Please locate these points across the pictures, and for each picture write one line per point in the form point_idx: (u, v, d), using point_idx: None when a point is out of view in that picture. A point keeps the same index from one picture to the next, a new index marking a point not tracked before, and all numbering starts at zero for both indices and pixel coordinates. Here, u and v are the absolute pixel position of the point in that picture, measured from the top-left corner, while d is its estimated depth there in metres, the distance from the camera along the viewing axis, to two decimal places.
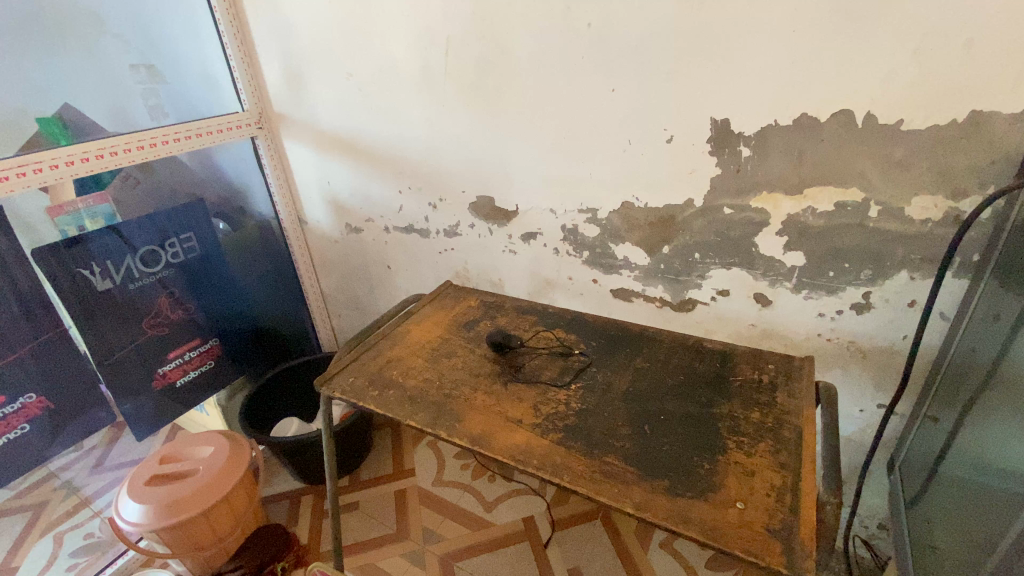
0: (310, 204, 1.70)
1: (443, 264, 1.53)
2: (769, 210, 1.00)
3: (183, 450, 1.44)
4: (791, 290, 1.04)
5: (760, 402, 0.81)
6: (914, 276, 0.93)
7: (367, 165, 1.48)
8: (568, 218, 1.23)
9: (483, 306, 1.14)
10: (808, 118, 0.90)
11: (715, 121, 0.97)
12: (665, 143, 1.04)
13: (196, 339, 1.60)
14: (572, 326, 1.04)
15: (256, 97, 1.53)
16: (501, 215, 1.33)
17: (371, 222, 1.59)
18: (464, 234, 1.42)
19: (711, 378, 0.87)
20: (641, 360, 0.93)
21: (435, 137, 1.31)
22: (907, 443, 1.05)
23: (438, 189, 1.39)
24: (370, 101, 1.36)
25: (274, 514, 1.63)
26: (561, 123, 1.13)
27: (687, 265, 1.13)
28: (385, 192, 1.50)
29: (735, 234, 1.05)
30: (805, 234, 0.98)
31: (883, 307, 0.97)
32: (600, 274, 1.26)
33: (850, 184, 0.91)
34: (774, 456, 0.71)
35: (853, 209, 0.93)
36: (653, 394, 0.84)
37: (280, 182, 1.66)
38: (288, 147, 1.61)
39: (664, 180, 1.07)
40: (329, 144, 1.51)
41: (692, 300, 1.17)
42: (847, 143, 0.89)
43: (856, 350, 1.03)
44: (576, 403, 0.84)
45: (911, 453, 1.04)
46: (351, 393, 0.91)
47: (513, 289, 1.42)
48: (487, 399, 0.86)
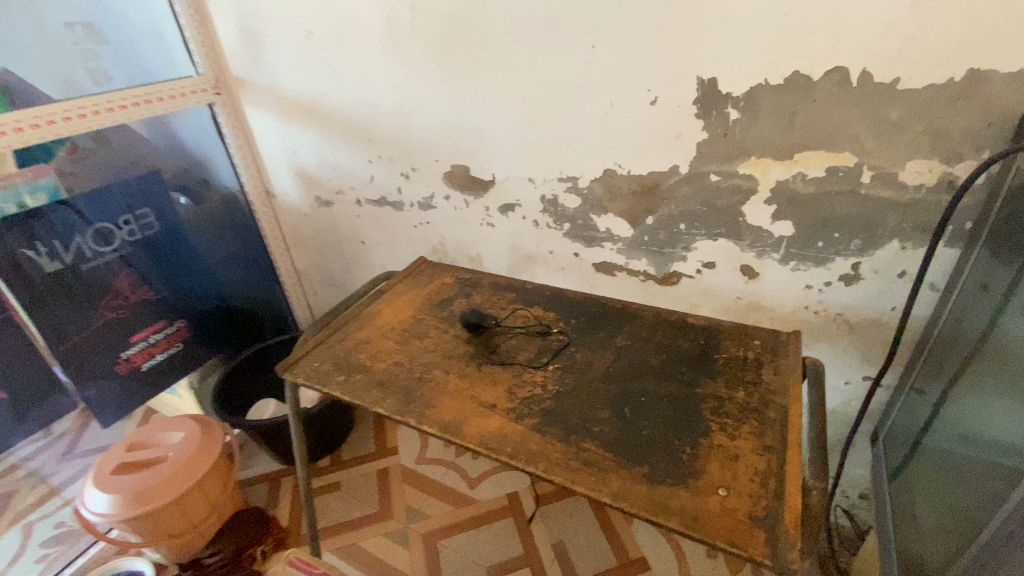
0: (277, 176, 1.61)
1: (419, 238, 1.46)
2: (757, 176, 0.94)
3: (152, 437, 1.42)
4: (778, 261, 1.00)
5: (744, 381, 0.77)
6: (906, 245, 0.88)
7: (334, 134, 1.39)
8: (548, 188, 1.16)
9: (458, 283, 1.09)
10: (800, 77, 0.83)
11: (701, 81, 0.90)
12: (649, 106, 0.96)
13: (161, 321, 1.53)
14: (550, 303, 0.99)
15: (211, 59, 1.42)
16: (476, 185, 1.26)
17: (342, 194, 1.51)
18: (439, 206, 1.35)
19: (695, 357, 0.83)
20: (622, 338, 0.88)
21: (405, 103, 1.23)
22: (891, 415, 1.03)
23: (410, 157, 1.31)
24: (333, 62, 1.26)
25: (253, 497, 1.60)
26: (536, 87, 1.05)
27: (672, 237, 1.08)
28: (354, 162, 1.42)
29: (722, 203, 0.99)
30: (794, 203, 0.93)
31: (873, 278, 0.93)
32: (582, 247, 1.20)
33: (842, 148, 0.85)
34: (759, 439, 0.68)
35: (845, 175, 0.87)
36: (637, 374, 0.80)
37: (244, 153, 1.56)
38: (250, 115, 1.50)
39: (649, 147, 1.00)
40: (292, 112, 1.42)
41: (677, 273, 1.12)
42: (840, 103, 0.82)
43: (844, 323, 1.00)
44: (554, 386, 0.79)
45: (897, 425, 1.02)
46: (315, 379, 0.86)
47: (492, 264, 1.36)
48: (460, 384, 0.81)
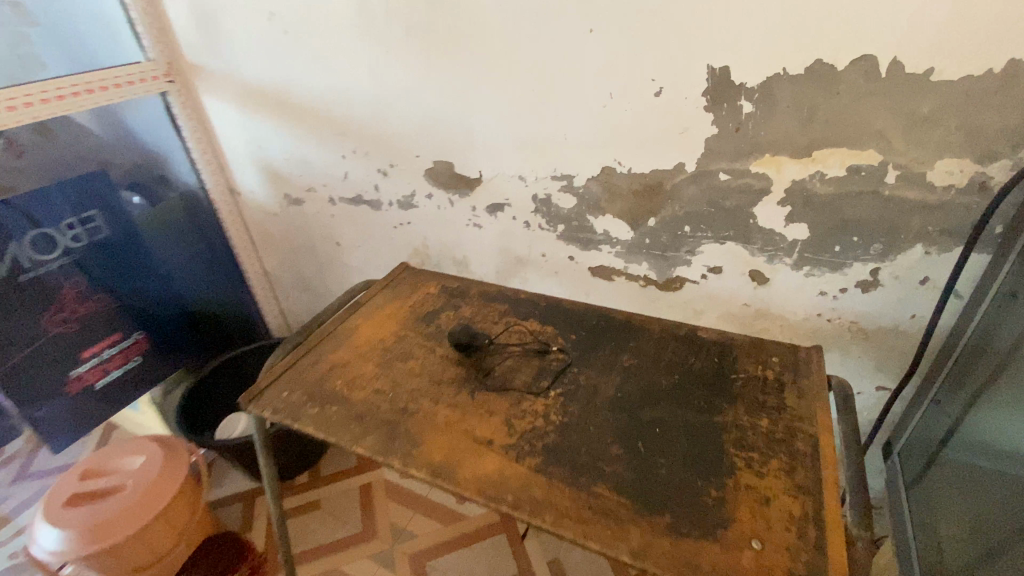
0: (241, 172, 1.47)
1: (399, 240, 1.35)
2: (771, 175, 0.86)
3: (108, 463, 1.29)
4: (790, 266, 0.93)
5: (766, 406, 0.70)
6: (930, 250, 0.82)
7: (303, 126, 1.26)
8: (540, 187, 1.07)
9: (445, 292, 0.99)
10: (823, 67, 0.75)
11: (712, 70, 0.81)
12: (653, 97, 0.87)
13: (115, 333, 1.40)
14: (547, 316, 0.91)
15: (161, 43, 1.28)
16: (461, 182, 1.16)
17: (313, 192, 1.39)
18: (421, 205, 1.25)
19: (710, 378, 0.75)
20: (629, 356, 0.80)
21: (381, 93, 1.11)
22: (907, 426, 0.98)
23: (388, 152, 1.19)
24: (300, 47, 1.13)
25: (226, 519, 1.49)
26: (527, 76, 0.95)
27: (675, 240, 1.00)
28: (326, 158, 1.29)
29: (731, 205, 0.91)
30: (810, 205, 0.86)
31: (892, 284, 0.87)
32: (577, 250, 1.12)
33: (866, 145, 0.78)
34: (790, 477, 0.61)
35: (868, 174, 0.80)
36: (648, 400, 0.72)
37: (203, 147, 1.42)
38: (208, 105, 1.36)
39: (651, 143, 0.92)
40: (256, 102, 1.28)
41: (679, 278, 1.04)
42: (866, 97, 0.75)
43: (859, 331, 0.94)
44: (557, 416, 0.70)
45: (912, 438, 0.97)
46: (284, 412, 0.76)
47: (480, 267, 1.26)
48: (450, 416, 0.71)
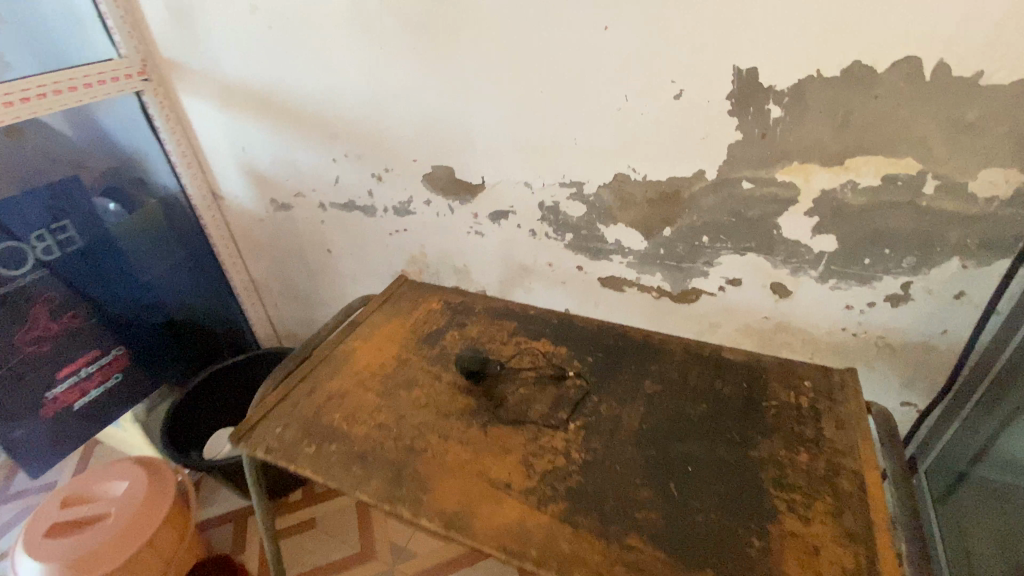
0: (224, 176, 1.38)
1: (395, 248, 1.27)
2: (799, 184, 0.80)
3: (91, 488, 1.22)
4: (815, 279, 0.88)
5: (804, 438, 0.65)
6: (967, 264, 0.77)
7: (291, 128, 1.18)
8: (548, 194, 1.00)
9: (448, 309, 0.92)
10: (862, 69, 0.69)
11: (739, 71, 0.75)
12: (672, 100, 0.81)
13: (93, 351, 1.31)
14: (560, 336, 0.85)
15: (135, 38, 1.18)
16: (462, 189, 1.08)
17: (302, 197, 1.31)
18: (418, 212, 1.17)
19: (741, 407, 0.70)
20: (651, 382, 0.75)
21: (375, 93, 1.03)
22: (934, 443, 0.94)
23: (382, 156, 1.12)
24: (286, 43, 1.05)
25: (216, 541, 1.42)
26: (535, 77, 0.88)
27: (693, 251, 0.94)
28: (316, 161, 1.21)
29: (754, 215, 0.86)
30: (840, 216, 0.80)
31: (924, 299, 0.82)
32: (586, 260, 1.05)
33: (904, 154, 0.72)
34: (838, 521, 0.56)
35: (904, 184, 0.75)
36: (676, 434, 0.67)
37: (183, 150, 1.33)
38: (187, 105, 1.27)
39: (669, 150, 0.86)
40: (239, 102, 1.20)
41: (696, 291, 0.99)
42: (906, 102, 0.69)
43: (886, 346, 0.89)
44: (579, 454, 0.65)
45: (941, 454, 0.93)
46: (278, 451, 0.69)
47: (482, 277, 1.20)
48: (462, 455, 0.65)
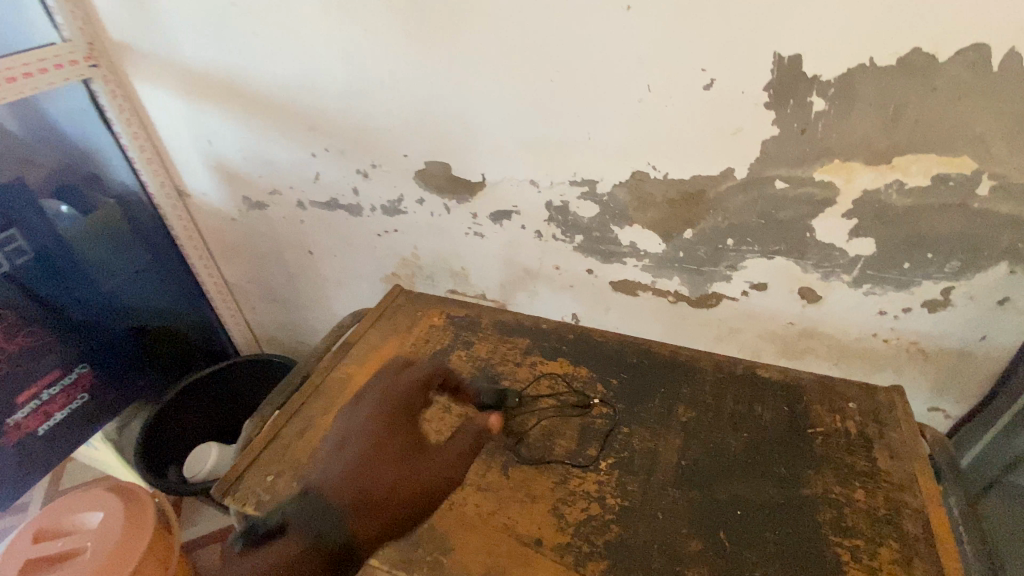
0: (189, 172, 1.25)
1: (384, 250, 1.16)
2: (838, 184, 0.74)
3: (63, 520, 1.13)
4: (848, 284, 0.82)
5: (858, 471, 0.59)
6: (1015, 268, 0.72)
7: (264, 119, 1.06)
8: (557, 193, 0.91)
9: (451, 324, 0.84)
10: (920, 58, 0.62)
11: (781, 59, 0.67)
12: (701, 91, 0.72)
13: (54, 371, 1.21)
14: (578, 355, 0.77)
15: (79, 17, 1.03)
16: (459, 187, 0.98)
17: (278, 195, 1.19)
18: (410, 211, 1.07)
19: (784, 435, 0.64)
20: (683, 409, 0.68)
21: (360, 80, 0.92)
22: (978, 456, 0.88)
23: (368, 150, 1.00)
24: (256, 23, 0.92)
25: (202, 563, 1.34)
26: (543, 63, 0.78)
27: (715, 254, 0.87)
28: (293, 156, 1.09)
29: (785, 216, 0.79)
30: (881, 218, 0.74)
31: (965, 305, 0.77)
32: (597, 263, 0.97)
33: (959, 151, 0.66)
34: (908, 572, 0.51)
35: (956, 185, 0.68)
36: (718, 471, 0.60)
37: (140, 144, 1.19)
38: (143, 93, 1.13)
39: (695, 147, 0.77)
40: (203, 91, 1.07)
41: (716, 295, 0.92)
42: (967, 94, 0.63)
43: (918, 353, 0.84)
44: (615, 499, 0.58)
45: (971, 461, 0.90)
46: (274, 505, 0.61)
47: (481, 280, 1.11)
48: (484, 505, 0.58)
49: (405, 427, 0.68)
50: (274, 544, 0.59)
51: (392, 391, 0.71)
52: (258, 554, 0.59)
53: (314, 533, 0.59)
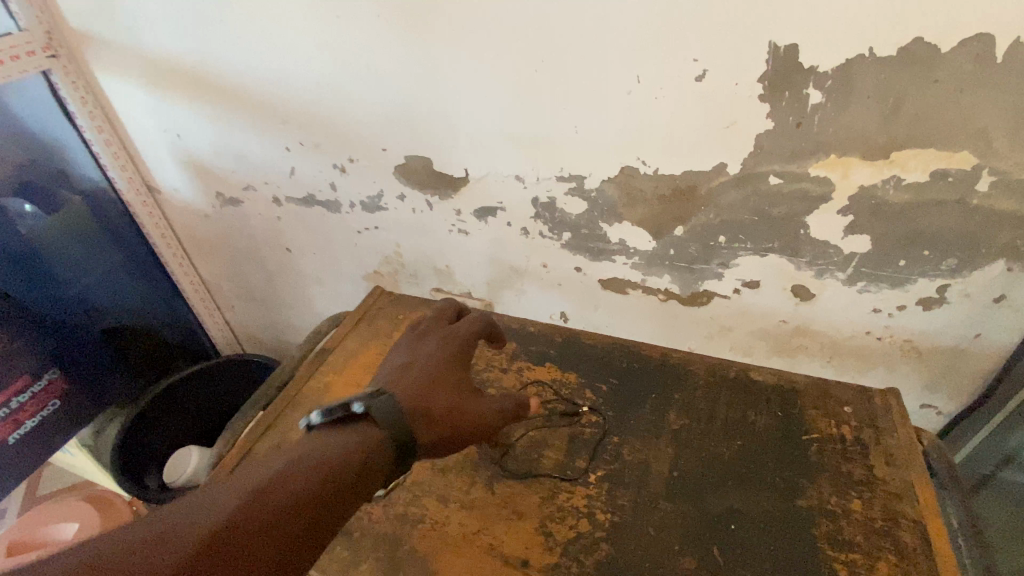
0: (158, 167, 1.19)
1: (365, 247, 1.12)
2: (835, 180, 0.71)
3: None
4: (842, 281, 0.80)
5: (855, 480, 0.57)
6: (1013, 266, 0.70)
7: (235, 112, 1.00)
8: (544, 189, 0.88)
9: None
10: (923, 48, 0.59)
11: (777, 49, 0.63)
12: (693, 82, 0.69)
13: (23, 377, 1.14)
14: (566, 359, 0.74)
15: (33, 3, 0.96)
16: (442, 182, 0.94)
17: (253, 190, 1.13)
18: (391, 208, 1.02)
19: (779, 442, 0.62)
20: (675, 415, 0.66)
21: (335, 70, 0.86)
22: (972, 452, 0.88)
23: (346, 144, 0.96)
24: (222, 8, 0.86)
25: None
26: (528, 52, 0.74)
27: (707, 252, 0.84)
28: (267, 150, 1.04)
29: (779, 213, 0.76)
30: (878, 215, 0.72)
31: (961, 303, 0.75)
32: (586, 261, 0.94)
33: (960, 146, 0.64)
34: None
35: (955, 181, 0.66)
36: (711, 482, 0.58)
37: (106, 138, 1.13)
38: (106, 84, 1.06)
39: (686, 141, 0.74)
40: (169, 82, 1.01)
41: (708, 293, 0.90)
42: (970, 87, 0.60)
43: (912, 350, 0.83)
44: (605, 515, 0.56)
45: (964, 458, 0.89)
46: None
47: (467, 279, 1.07)
48: (469, 524, 0.56)
49: (465, 367, 0.63)
50: (347, 429, 0.52)
51: (460, 331, 0.66)
52: (326, 431, 0.51)
53: (390, 430, 0.52)
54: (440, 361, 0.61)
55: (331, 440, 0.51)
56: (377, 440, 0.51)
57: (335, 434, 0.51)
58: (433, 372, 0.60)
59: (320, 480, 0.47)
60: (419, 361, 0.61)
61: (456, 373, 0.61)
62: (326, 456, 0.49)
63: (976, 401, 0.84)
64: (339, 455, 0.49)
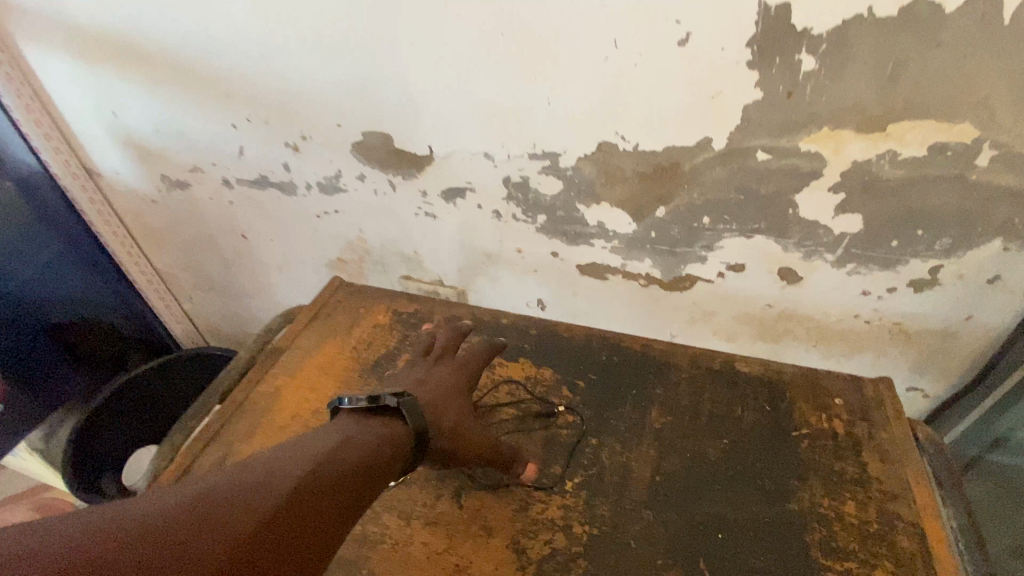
0: (94, 147, 1.07)
1: (326, 233, 1.04)
2: (826, 155, 0.66)
3: None
4: (831, 263, 0.75)
5: (846, 479, 0.54)
6: (1009, 246, 0.66)
7: (173, 84, 0.90)
8: (515, 167, 0.81)
9: (399, 325, 0.76)
10: (926, 8, 0.53)
11: (767, 9, 0.57)
12: (676, 46, 0.62)
13: None
14: (540, 355, 0.69)
15: None
16: (406, 161, 0.86)
17: (200, 172, 1.04)
18: (351, 190, 0.94)
19: (766, 438, 0.58)
20: (657, 413, 0.62)
21: (279, 36, 0.77)
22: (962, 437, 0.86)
23: (297, 119, 0.87)
24: None
25: None
26: (493, 13, 0.66)
27: (689, 234, 0.79)
28: (211, 127, 0.94)
29: (767, 191, 0.71)
30: (870, 192, 0.67)
31: (953, 284, 0.72)
32: (562, 245, 0.88)
33: (959, 118, 0.59)
34: None
35: (953, 155, 0.61)
36: (693, 486, 0.55)
37: (34, 116, 1.01)
38: (27, 54, 0.94)
39: (668, 114, 0.68)
40: (95, 50, 0.90)
41: (690, 277, 0.85)
42: (974, 52, 0.55)
43: (900, 334, 0.79)
44: (580, 527, 0.53)
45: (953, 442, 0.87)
46: None
47: (437, 265, 1.00)
48: (434, 543, 0.53)
49: (465, 396, 0.59)
50: (371, 418, 0.53)
51: (468, 361, 0.63)
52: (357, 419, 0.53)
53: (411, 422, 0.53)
54: (441, 388, 0.58)
55: (356, 426, 0.52)
56: (398, 429, 0.52)
57: (359, 421, 0.52)
58: (431, 397, 0.56)
59: (354, 457, 0.48)
60: (422, 382, 0.58)
61: (457, 399, 0.58)
62: (354, 438, 0.50)
63: (965, 384, 0.81)
64: (367, 438, 0.50)
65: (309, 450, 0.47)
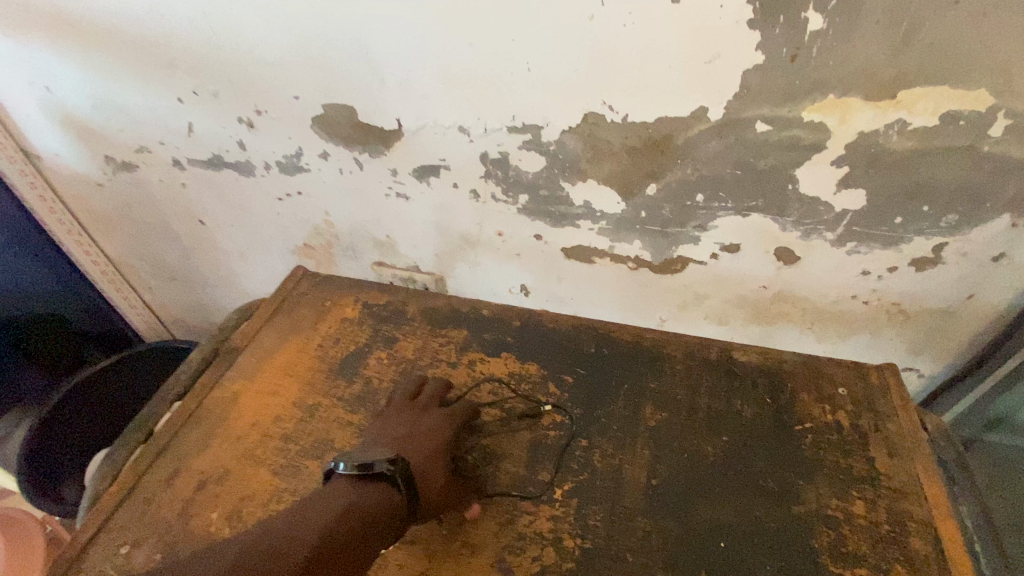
0: (28, 125, 0.96)
1: (290, 217, 0.96)
2: (831, 124, 0.60)
3: None
4: (831, 242, 0.71)
5: (854, 477, 0.52)
6: (1017, 221, 0.63)
7: (108, 53, 0.80)
8: (493, 142, 0.74)
9: (372, 319, 0.70)
10: None
11: None
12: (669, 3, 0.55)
13: None
14: (526, 350, 0.65)
15: None
16: (373, 136, 0.78)
17: (148, 152, 0.94)
18: (314, 170, 0.86)
19: (765, 435, 0.56)
20: (653, 409, 0.58)
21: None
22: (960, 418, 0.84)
23: (250, 91, 0.78)
24: None
25: None
26: None
27: (682, 213, 0.74)
28: (155, 101, 0.85)
29: (765, 165, 0.66)
30: (875, 165, 0.62)
31: (957, 262, 0.68)
32: (547, 227, 0.82)
33: (976, 83, 0.54)
34: None
35: (966, 125, 0.57)
36: (692, 490, 0.52)
37: None
38: None
39: (659, 81, 0.61)
40: (15, 14, 0.78)
41: (682, 259, 0.80)
42: (996, 9, 0.49)
43: (899, 314, 0.76)
44: (573, 539, 0.50)
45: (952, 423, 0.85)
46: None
47: (412, 250, 0.93)
48: (411, 565, 0.49)
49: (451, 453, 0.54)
50: (368, 485, 0.48)
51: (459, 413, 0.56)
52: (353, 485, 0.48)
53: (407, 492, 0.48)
54: (424, 451, 0.52)
55: (347, 496, 0.47)
56: (392, 499, 0.48)
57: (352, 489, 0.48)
58: (416, 467, 0.50)
59: (344, 541, 0.44)
60: (405, 443, 0.52)
61: (442, 461, 0.52)
62: (344, 515, 0.45)
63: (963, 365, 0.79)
64: (360, 513, 0.46)
65: (299, 535, 0.43)
